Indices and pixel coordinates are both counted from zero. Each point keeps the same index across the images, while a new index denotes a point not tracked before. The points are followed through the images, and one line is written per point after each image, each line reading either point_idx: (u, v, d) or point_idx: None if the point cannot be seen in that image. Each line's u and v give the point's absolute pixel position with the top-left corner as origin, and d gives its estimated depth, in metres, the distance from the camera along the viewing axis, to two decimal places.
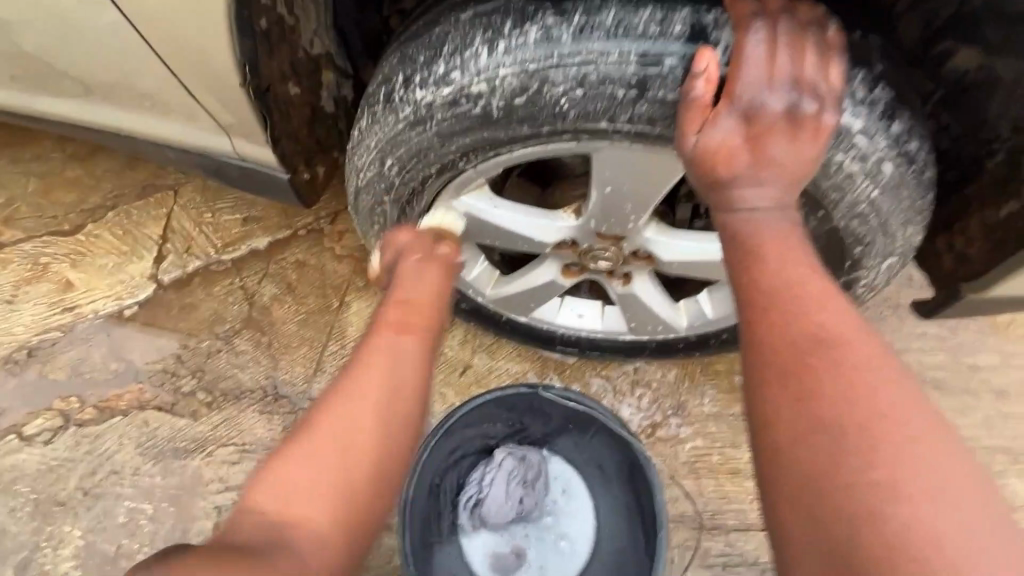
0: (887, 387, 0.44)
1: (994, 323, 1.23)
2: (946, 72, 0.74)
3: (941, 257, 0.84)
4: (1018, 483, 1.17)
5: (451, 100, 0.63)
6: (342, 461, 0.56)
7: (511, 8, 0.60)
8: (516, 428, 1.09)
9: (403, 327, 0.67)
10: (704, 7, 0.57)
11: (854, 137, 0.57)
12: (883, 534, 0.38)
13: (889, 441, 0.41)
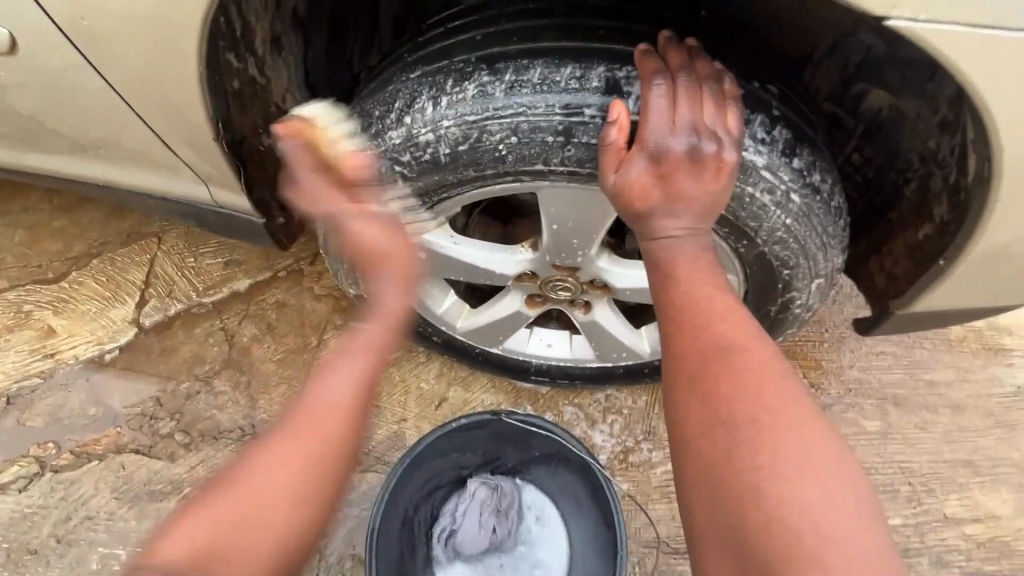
0: (773, 386, 0.54)
1: (945, 340, 1.29)
2: (863, 111, 0.82)
3: (873, 277, 0.90)
4: (982, 496, 1.19)
5: (402, 148, 0.70)
6: (231, 526, 0.54)
7: (451, 68, 0.67)
8: (488, 457, 1.12)
9: (349, 370, 0.62)
10: (617, 64, 0.65)
11: (760, 171, 0.65)
12: (768, 510, 0.48)
13: (773, 430, 0.51)
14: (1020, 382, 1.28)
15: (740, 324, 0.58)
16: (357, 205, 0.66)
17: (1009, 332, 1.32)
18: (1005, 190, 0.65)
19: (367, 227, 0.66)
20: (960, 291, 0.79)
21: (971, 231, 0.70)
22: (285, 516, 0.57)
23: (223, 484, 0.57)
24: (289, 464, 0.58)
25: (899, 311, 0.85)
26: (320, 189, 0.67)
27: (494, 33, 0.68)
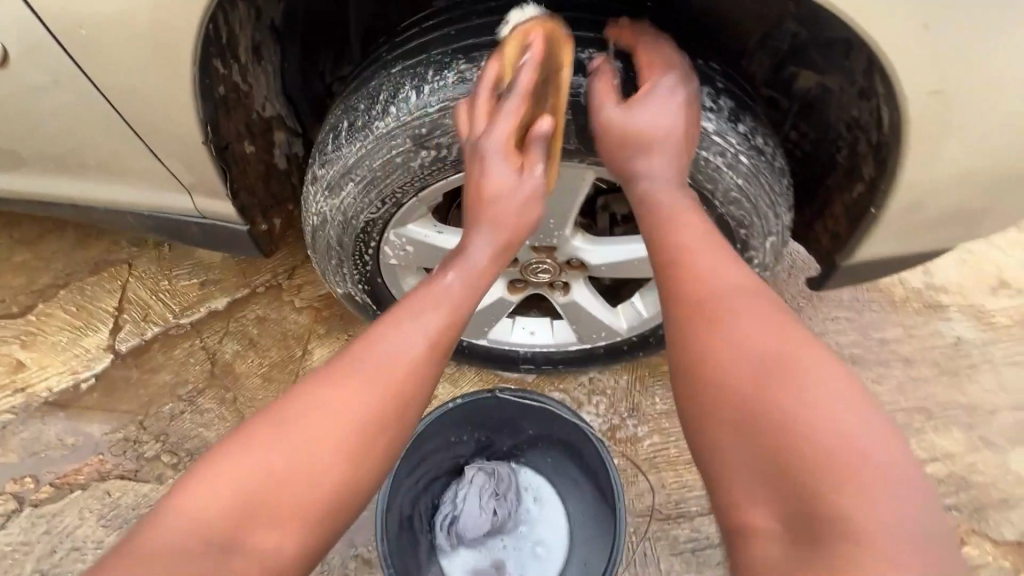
0: (762, 316, 0.60)
1: (889, 301, 1.42)
2: (795, 91, 0.92)
3: (820, 237, 1.00)
4: (937, 437, 1.30)
5: (389, 133, 0.75)
6: (281, 474, 0.58)
7: (431, 60, 0.74)
8: (484, 442, 1.15)
9: (420, 330, 0.67)
10: (579, 47, 0.74)
11: (711, 136, 0.74)
12: (785, 427, 0.52)
13: (772, 358, 0.57)
14: (958, 332, 1.41)
15: (727, 265, 0.65)
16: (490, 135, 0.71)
17: (943, 289, 1.45)
18: (914, 139, 0.74)
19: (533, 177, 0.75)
20: (892, 236, 0.89)
21: (893, 178, 0.79)
22: (334, 469, 0.60)
23: (281, 422, 0.61)
24: (337, 418, 0.61)
25: (844, 264, 0.95)
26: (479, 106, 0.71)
27: (466, 30, 0.75)
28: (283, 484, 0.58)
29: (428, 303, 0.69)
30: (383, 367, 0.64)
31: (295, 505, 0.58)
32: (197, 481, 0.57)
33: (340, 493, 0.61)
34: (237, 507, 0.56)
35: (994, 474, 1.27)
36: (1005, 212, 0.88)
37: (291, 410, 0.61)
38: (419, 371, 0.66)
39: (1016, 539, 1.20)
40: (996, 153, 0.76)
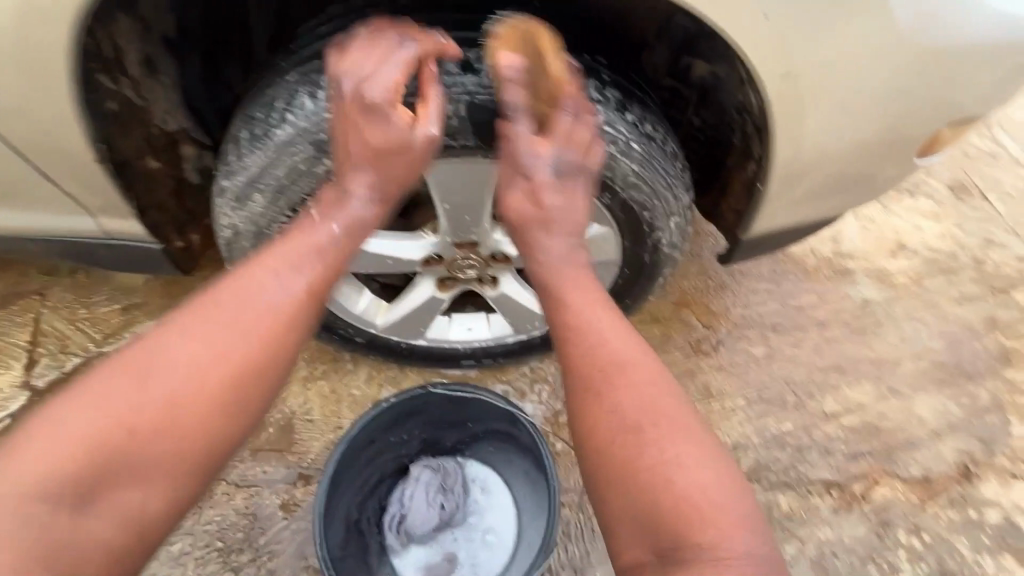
0: (647, 380, 0.68)
1: (803, 270, 1.52)
2: (693, 78, 0.93)
3: (724, 214, 1.06)
4: (853, 392, 1.39)
5: (291, 139, 0.77)
6: (143, 419, 0.62)
7: (325, 66, 0.77)
8: (427, 440, 1.16)
9: (284, 267, 0.71)
10: (466, 47, 0.78)
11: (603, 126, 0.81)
12: (663, 485, 0.62)
13: (650, 420, 0.66)
14: (865, 294, 1.53)
15: (611, 329, 0.72)
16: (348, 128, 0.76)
17: (850, 256, 1.58)
18: (779, 121, 0.82)
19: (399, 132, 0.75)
20: (781, 209, 0.97)
21: (767, 157, 0.87)
22: (201, 405, 0.65)
23: (146, 362, 0.64)
24: (200, 354, 0.66)
25: (744, 237, 1.02)
26: (345, 59, 0.74)
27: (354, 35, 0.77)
28: (146, 422, 0.62)
29: (291, 249, 0.73)
30: (246, 305, 0.68)
31: (163, 441, 0.63)
32: (49, 429, 0.60)
33: (210, 429, 0.65)
34: (95, 446, 0.60)
35: (901, 420, 1.36)
36: (875, 180, 0.97)
37: (156, 350, 0.65)
38: (287, 306, 0.70)
39: (922, 475, 1.28)
40: (853, 129, 0.85)
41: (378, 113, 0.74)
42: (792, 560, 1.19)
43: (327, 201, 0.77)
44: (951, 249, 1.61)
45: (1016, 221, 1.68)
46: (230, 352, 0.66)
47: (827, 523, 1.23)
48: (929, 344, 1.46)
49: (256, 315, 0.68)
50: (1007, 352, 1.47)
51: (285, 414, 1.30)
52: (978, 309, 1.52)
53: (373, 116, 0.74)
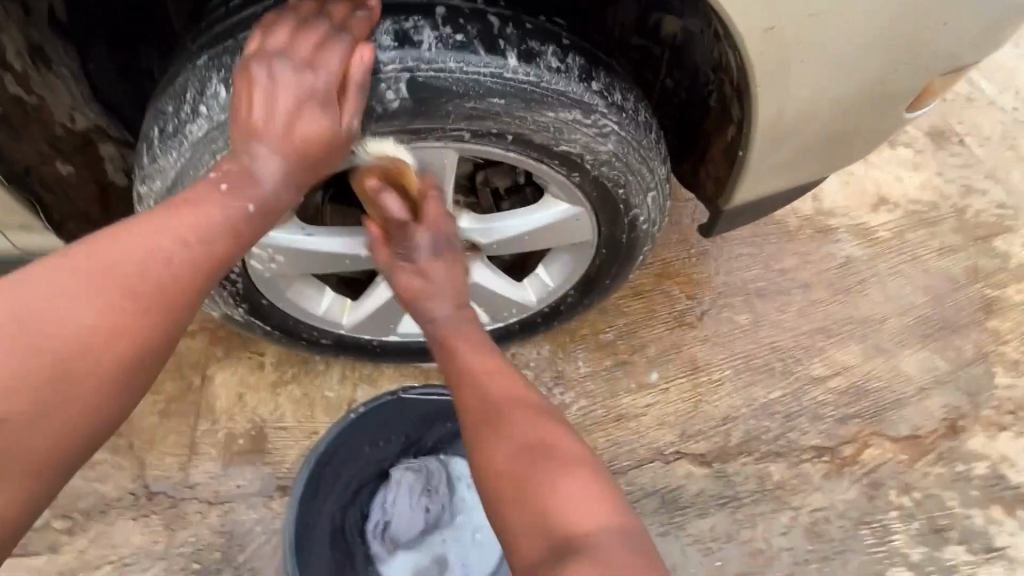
0: (511, 419, 0.67)
1: (785, 232, 1.47)
2: (663, 36, 0.87)
3: (704, 183, 0.99)
4: (840, 353, 1.37)
5: (208, 133, 0.70)
6: (31, 370, 0.54)
7: (238, 47, 0.69)
8: (406, 442, 1.11)
9: (191, 228, 0.63)
10: (401, 17, 0.69)
11: (570, 98, 0.73)
12: (544, 517, 0.58)
13: (517, 459, 0.63)
14: (848, 252, 1.49)
15: (496, 378, 0.72)
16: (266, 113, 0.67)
17: (831, 213, 1.53)
18: (759, 83, 0.74)
19: (305, 120, 0.68)
20: (763, 176, 0.90)
21: (747, 121, 0.80)
22: (115, 342, 0.58)
23: (48, 293, 0.56)
24: (110, 284, 0.58)
25: (725, 207, 0.96)
26: (253, 40, 0.68)
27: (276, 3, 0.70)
28: (49, 359, 0.55)
29: (217, 193, 0.66)
30: (149, 257, 0.60)
31: (69, 385, 0.55)
32: None
33: (125, 368, 0.58)
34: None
35: (887, 379, 1.34)
36: (863, 137, 0.91)
37: (57, 276, 0.56)
38: (204, 267, 0.63)
39: (910, 433, 1.28)
40: (838, 85, 0.78)
41: (280, 96, 0.67)
42: (785, 529, 1.18)
43: (239, 169, 0.67)
44: (932, 199, 1.58)
45: (995, 165, 1.64)
46: (130, 306, 0.58)
47: (819, 489, 1.22)
48: (913, 299, 1.44)
49: (181, 249, 0.62)
50: (990, 301, 1.45)
51: (256, 424, 1.23)
52: (961, 260, 1.50)
53: (277, 101, 0.67)
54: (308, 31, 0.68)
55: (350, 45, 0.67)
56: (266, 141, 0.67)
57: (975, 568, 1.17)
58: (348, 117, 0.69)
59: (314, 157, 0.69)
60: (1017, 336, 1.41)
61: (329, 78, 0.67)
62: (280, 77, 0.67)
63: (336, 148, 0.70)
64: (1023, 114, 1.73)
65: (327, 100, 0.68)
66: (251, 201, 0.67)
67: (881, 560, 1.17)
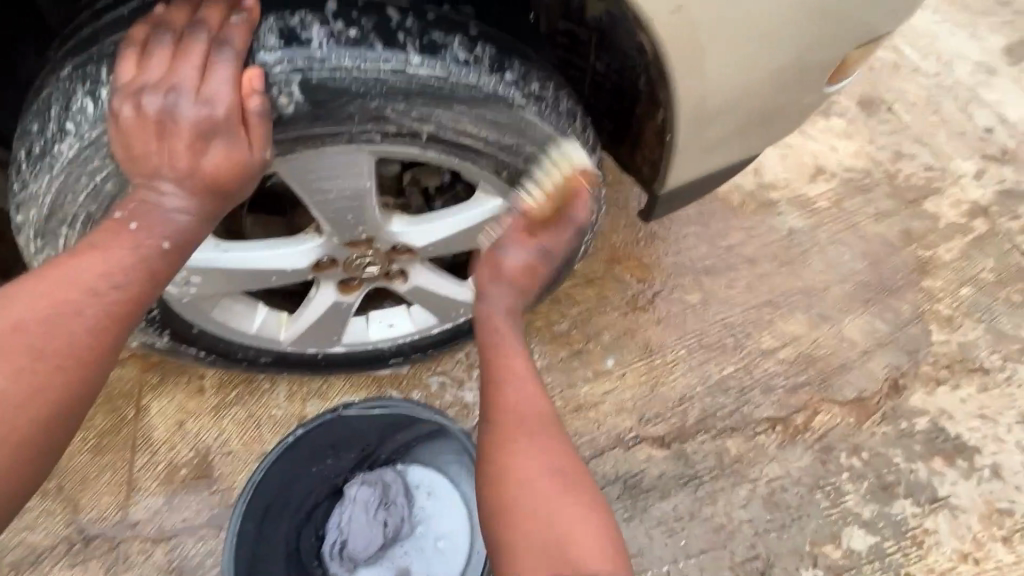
0: (540, 436, 0.72)
1: (728, 208, 1.49)
2: (589, 19, 0.81)
3: (640, 167, 0.95)
4: (788, 324, 1.40)
5: (82, 153, 0.65)
6: None
7: (103, 54, 0.64)
8: (357, 455, 1.07)
9: (98, 277, 0.59)
10: (286, 13, 0.64)
11: (482, 91, 0.70)
12: None
13: (543, 478, 0.69)
14: (790, 224, 1.52)
15: None
16: (158, 143, 0.62)
17: (772, 187, 1.56)
18: (675, 65, 0.73)
19: (207, 151, 0.62)
20: (695, 158, 0.89)
21: (668, 106, 0.79)
22: (26, 402, 0.54)
23: None
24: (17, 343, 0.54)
25: (660, 192, 0.95)
26: (126, 68, 0.62)
27: (141, 7, 0.65)
28: None
29: (121, 235, 0.61)
30: (62, 313, 0.57)
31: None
32: None
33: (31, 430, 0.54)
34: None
35: (833, 345, 1.38)
36: (789, 113, 0.91)
37: None
38: (116, 318, 0.59)
39: (856, 396, 1.32)
40: (754, 62, 0.77)
41: (174, 129, 0.61)
42: (745, 502, 1.21)
43: (144, 207, 0.63)
44: (865, 167, 1.62)
45: (922, 129, 1.71)
46: (48, 371, 0.55)
47: (774, 459, 1.24)
48: (852, 265, 1.48)
49: (88, 299, 0.58)
50: (923, 262, 1.51)
51: (200, 451, 1.16)
52: (894, 224, 1.55)
53: (171, 136, 0.62)
54: (186, 51, 0.62)
55: (237, 66, 0.62)
56: (167, 175, 0.62)
57: (922, 520, 1.21)
58: (257, 145, 0.64)
59: (228, 188, 0.64)
60: (950, 294, 1.47)
61: (222, 105, 0.61)
62: (169, 108, 0.61)
63: (250, 177, 0.65)
64: (944, 78, 1.80)
65: (226, 127, 0.62)
66: (165, 237, 0.63)
67: (836, 522, 1.20)
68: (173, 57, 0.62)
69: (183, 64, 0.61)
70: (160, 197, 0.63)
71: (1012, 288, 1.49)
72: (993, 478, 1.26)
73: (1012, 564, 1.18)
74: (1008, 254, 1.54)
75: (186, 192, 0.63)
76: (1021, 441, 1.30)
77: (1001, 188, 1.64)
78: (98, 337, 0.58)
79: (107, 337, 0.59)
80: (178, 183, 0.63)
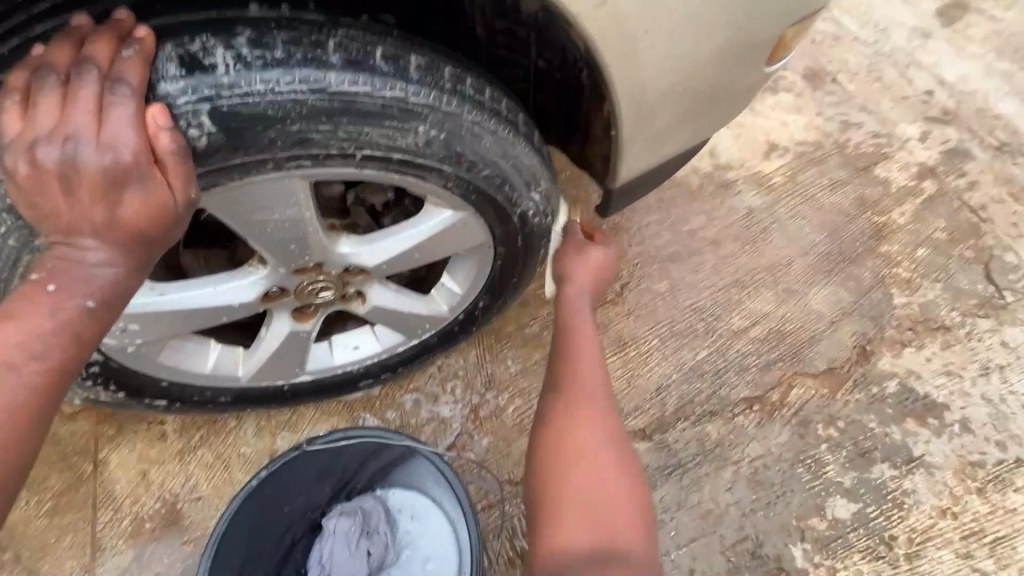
0: (607, 432, 0.78)
1: (686, 192, 1.49)
2: (526, 16, 0.72)
3: (592, 162, 0.93)
4: (756, 302, 1.41)
5: None
6: None
7: None
8: (331, 488, 1.04)
9: (14, 348, 0.57)
10: (184, 39, 0.61)
11: (408, 101, 0.68)
12: (589, 509, 0.71)
13: (605, 468, 0.75)
14: (749, 202, 1.53)
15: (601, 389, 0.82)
16: (66, 198, 0.57)
17: (728, 167, 1.57)
18: (610, 61, 0.73)
19: (122, 201, 0.57)
20: (643, 151, 0.89)
21: (608, 102, 0.78)
22: None
23: None
24: None
25: (614, 187, 0.94)
26: (12, 123, 0.57)
27: (22, 44, 0.61)
28: None
29: (40, 299, 0.59)
30: None
31: None
32: None
33: None
34: None
35: (801, 319, 1.39)
36: (733, 97, 0.91)
37: None
38: (42, 386, 0.58)
39: (828, 366, 1.34)
40: (689, 51, 0.77)
41: (78, 181, 0.56)
42: (730, 485, 1.21)
43: (63, 265, 0.59)
44: (816, 139, 1.65)
45: (866, 97, 1.74)
46: None
47: (754, 438, 1.25)
48: (813, 238, 1.50)
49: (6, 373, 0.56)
50: (879, 228, 1.54)
51: (167, 501, 1.11)
52: (848, 193, 1.58)
53: (79, 189, 0.57)
54: (75, 93, 0.55)
55: (137, 104, 0.57)
56: (84, 230, 0.58)
57: (900, 481, 1.23)
58: (181, 185, 0.60)
59: (153, 236, 0.60)
60: (907, 256, 1.50)
61: (129, 149, 0.56)
62: (71, 161, 0.56)
63: (174, 220, 0.61)
64: (883, 45, 1.84)
65: (139, 174, 0.57)
66: (89, 296, 0.60)
67: (819, 493, 1.21)
68: (60, 100, 0.56)
69: (72, 107, 0.55)
70: (81, 251, 0.59)
71: (965, 245, 1.53)
72: (964, 433, 1.29)
73: (988, 514, 1.21)
74: (958, 211, 1.58)
75: (109, 244, 0.59)
76: (985, 393, 1.34)
77: (946, 148, 1.68)
78: (22, 412, 0.56)
79: (35, 407, 0.57)
80: (98, 237, 0.59)
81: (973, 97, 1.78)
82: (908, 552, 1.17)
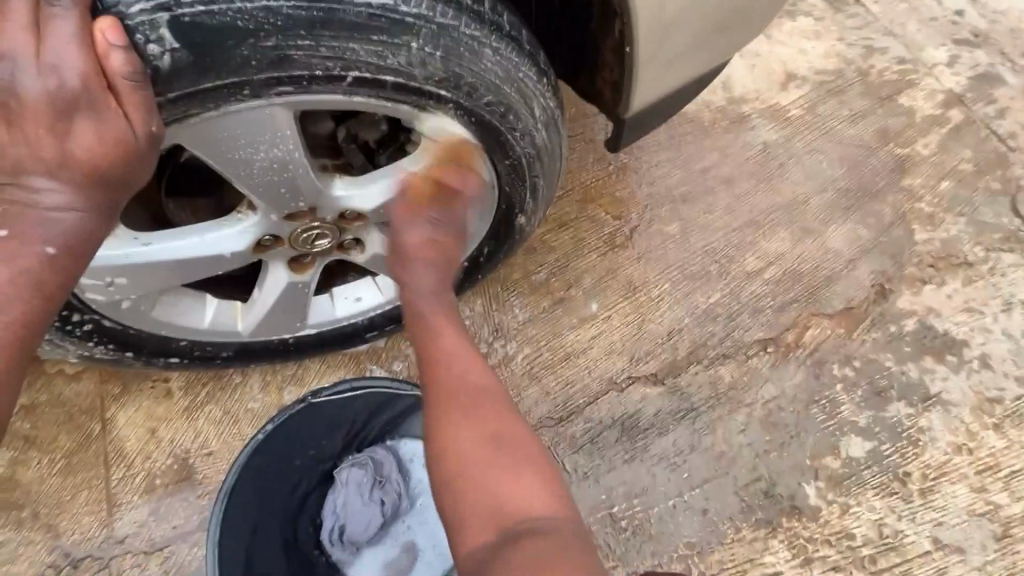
0: (482, 404, 0.71)
1: (698, 128, 1.41)
2: None
3: (603, 91, 0.85)
4: (771, 242, 1.35)
5: None
6: None
7: None
8: (341, 441, 1.02)
9: None
10: None
11: (396, 10, 0.60)
12: (493, 496, 0.66)
13: (488, 450, 0.68)
14: (764, 138, 1.44)
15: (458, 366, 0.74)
16: (14, 129, 0.53)
17: (743, 100, 1.47)
18: None
19: (74, 135, 0.54)
20: (661, 73, 0.80)
21: (622, 10, 0.70)
22: None
23: None
24: None
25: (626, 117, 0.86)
26: None
27: None
28: None
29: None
30: None
31: None
32: None
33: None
34: None
35: (818, 259, 1.34)
36: (759, 11, 0.83)
37: None
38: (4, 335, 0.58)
39: (845, 307, 1.30)
40: None
41: (24, 110, 0.52)
42: (745, 427, 1.20)
43: (17, 209, 0.56)
44: (836, 67, 1.54)
45: (891, 19, 1.61)
46: None
47: (768, 381, 1.23)
48: (831, 173, 1.43)
49: None
50: (902, 161, 1.45)
51: (177, 456, 1.11)
52: (870, 124, 1.48)
53: (25, 121, 0.53)
54: (9, 7, 0.50)
55: (80, 19, 0.52)
56: (37, 168, 0.55)
57: (916, 419, 1.22)
58: (139, 115, 0.55)
59: (114, 176, 0.57)
60: (931, 190, 1.43)
61: (74, 73, 0.52)
62: (12, 85, 0.52)
63: (138, 154, 0.57)
64: None
65: (90, 103, 0.53)
66: (50, 242, 0.58)
67: (833, 433, 1.20)
68: None
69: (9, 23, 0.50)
70: (38, 190, 0.56)
71: (992, 176, 1.46)
72: (983, 369, 1.26)
73: (1004, 449, 1.21)
74: (985, 141, 1.49)
75: (67, 184, 0.56)
76: (1006, 328, 1.30)
77: (975, 73, 1.57)
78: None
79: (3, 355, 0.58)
80: (52, 174, 0.55)
81: (1007, 15, 1.64)
82: (922, 488, 1.17)
